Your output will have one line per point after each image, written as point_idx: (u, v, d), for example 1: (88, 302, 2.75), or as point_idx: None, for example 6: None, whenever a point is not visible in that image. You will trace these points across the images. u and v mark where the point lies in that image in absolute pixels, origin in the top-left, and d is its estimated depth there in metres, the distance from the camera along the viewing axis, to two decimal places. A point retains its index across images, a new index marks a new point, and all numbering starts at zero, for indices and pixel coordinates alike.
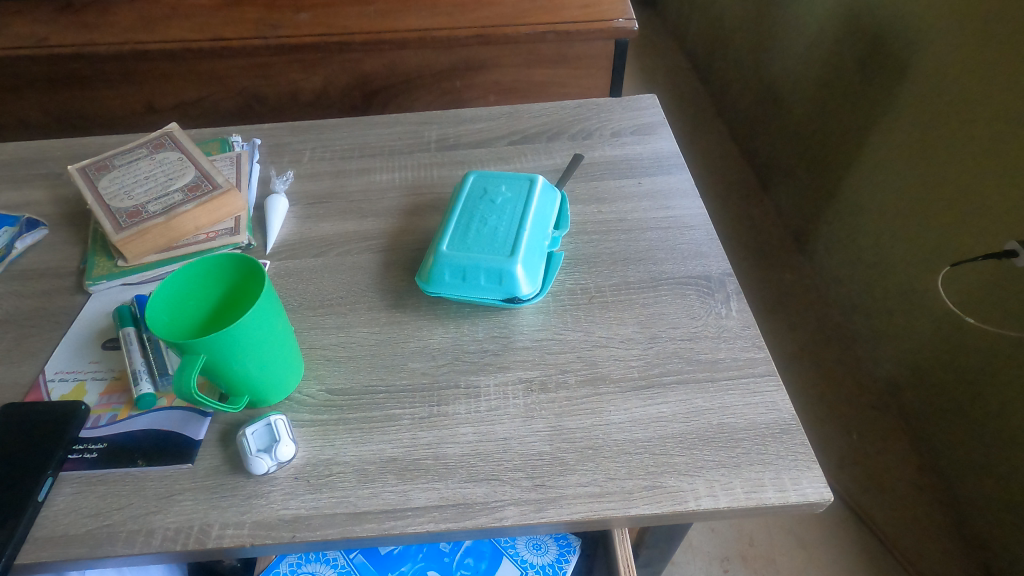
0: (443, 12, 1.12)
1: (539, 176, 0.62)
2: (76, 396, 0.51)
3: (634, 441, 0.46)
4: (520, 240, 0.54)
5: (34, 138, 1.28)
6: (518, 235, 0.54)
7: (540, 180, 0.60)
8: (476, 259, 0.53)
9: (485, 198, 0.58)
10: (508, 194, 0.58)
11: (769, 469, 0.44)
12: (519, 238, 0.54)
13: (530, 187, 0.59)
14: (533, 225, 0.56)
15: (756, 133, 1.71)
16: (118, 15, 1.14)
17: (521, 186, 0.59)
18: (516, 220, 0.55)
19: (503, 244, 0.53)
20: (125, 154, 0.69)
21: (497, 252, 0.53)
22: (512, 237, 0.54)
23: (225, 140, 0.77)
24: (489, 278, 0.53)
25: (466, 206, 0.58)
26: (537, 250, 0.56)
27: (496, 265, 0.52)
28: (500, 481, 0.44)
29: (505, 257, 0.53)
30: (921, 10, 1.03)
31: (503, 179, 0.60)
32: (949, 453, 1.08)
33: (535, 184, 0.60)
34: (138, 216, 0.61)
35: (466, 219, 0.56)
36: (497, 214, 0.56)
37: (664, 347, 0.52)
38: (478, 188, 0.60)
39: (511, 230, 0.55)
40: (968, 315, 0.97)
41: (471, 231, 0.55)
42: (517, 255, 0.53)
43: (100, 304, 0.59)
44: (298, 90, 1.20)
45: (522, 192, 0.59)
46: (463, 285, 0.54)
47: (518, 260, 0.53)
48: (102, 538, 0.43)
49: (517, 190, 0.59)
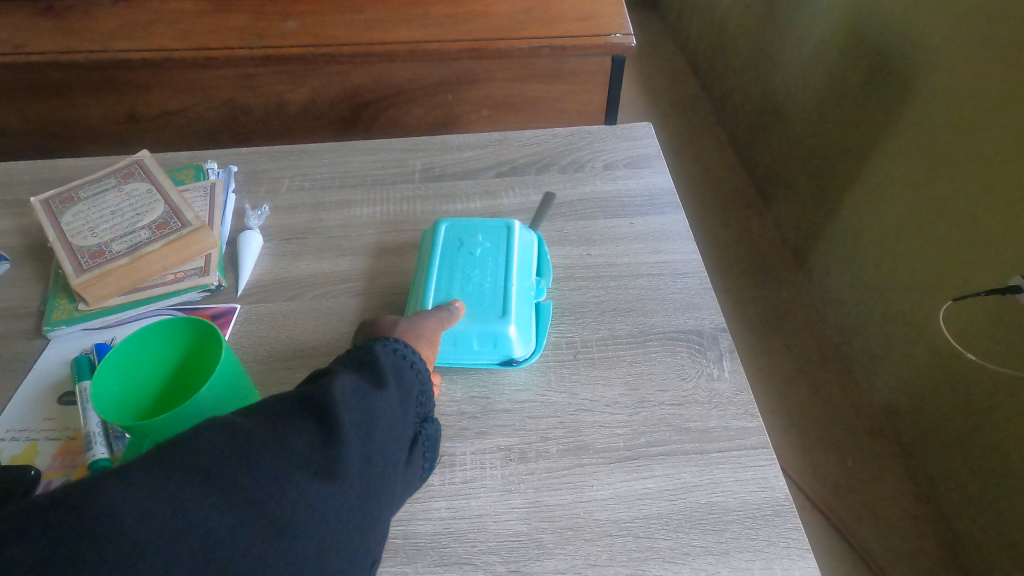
0: (435, 24, 1.08)
1: (516, 219, 0.59)
2: (26, 458, 0.48)
3: (616, 522, 0.43)
4: (510, 298, 0.52)
5: (13, 145, 1.24)
6: (506, 292, 0.52)
7: (516, 224, 0.57)
8: (466, 324, 0.50)
9: (463, 248, 0.55)
10: (487, 243, 0.56)
11: (760, 558, 0.41)
12: (508, 296, 0.52)
13: (508, 234, 0.56)
14: (519, 278, 0.54)
15: (756, 145, 1.68)
16: (99, 20, 1.10)
17: (498, 232, 0.57)
18: (501, 275, 0.53)
19: (493, 305, 0.51)
20: (91, 184, 0.65)
21: (488, 314, 0.51)
22: (500, 294, 0.52)
23: (200, 166, 0.73)
24: (482, 342, 0.51)
25: (444, 261, 0.55)
26: (526, 304, 0.53)
27: (489, 329, 0.50)
28: (473, 566, 0.41)
29: (499, 320, 0.51)
30: (927, 30, 0.99)
31: (479, 225, 0.57)
32: (945, 485, 1.06)
33: (512, 229, 0.57)
34: (102, 256, 0.58)
35: (448, 275, 0.54)
36: (480, 268, 0.54)
37: (652, 412, 0.49)
38: (452, 237, 0.57)
39: (497, 287, 0.52)
40: (970, 350, 0.95)
41: (455, 290, 0.52)
42: (510, 316, 0.51)
43: (58, 353, 0.56)
44: (284, 101, 1.16)
45: (501, 239, 0.56)
46: (452, 351, 0.51)
47: (510, 319, 0.51)
48: None
49: (495, 237, 0.56)
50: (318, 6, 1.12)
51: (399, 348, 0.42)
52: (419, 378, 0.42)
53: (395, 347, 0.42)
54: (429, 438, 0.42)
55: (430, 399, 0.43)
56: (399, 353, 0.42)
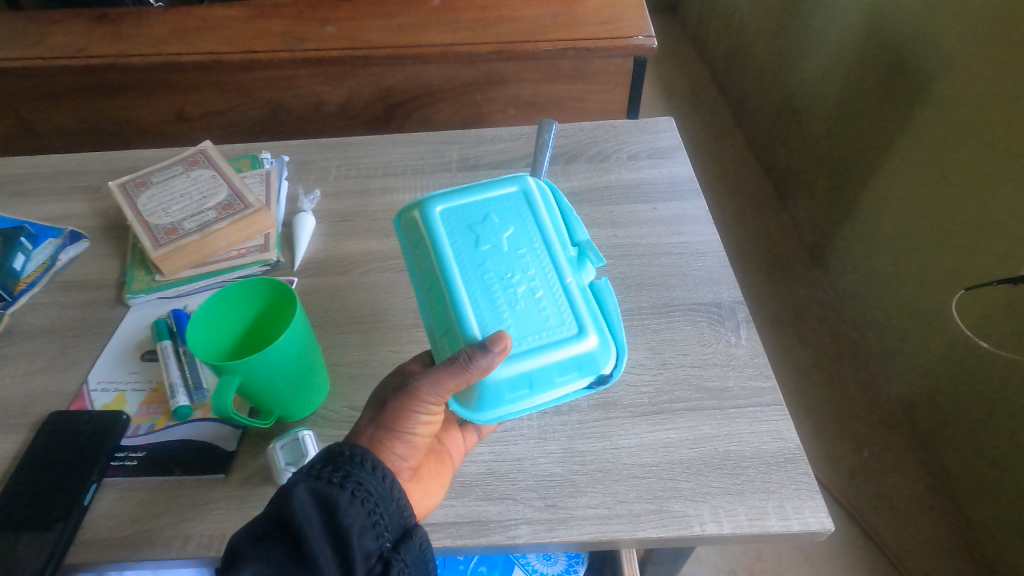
0: (465, 28, 1.14)
1: (531, 180, 0.51)
2: (117, 405, 0.55)
3: (642, 465, 0.48)
4: (576, 301, 0.46)
5: (69, 143, 1.33)
6: (566, 294, 0.46)
7: (532, 188, 0.50)
8: (543, 354, 0.43)
9: (485, 246, 0.47)
10: (510, 230, 0.48)
11: (772, 498, 0.46)
12: (572, 299, 0.45)
13: (530, 207, 0.50)
14: (568, 264, 0.47)
15: (774, 146, 1.71)
16: (152, 26, 1.19)
17: (518, 211, 0.49)
18: (552, 275, 0.46)
19: (563, 320, 0.44)
20: (161, 170, 0.72)
21: (563, 333, 0.44)
22: (562, 299, 0.45)
23: (255, 156, 0.80)
24: (567, 368, 0.44)
25: (468, 272, 0.46)
26: (588, 293, 0.47)
27: (574, 352, 0.44)
28: (514, 500, 0.47)
29: (580, 337, 0.44)
30: (938, 32, 1.03)
31: (488, 210, 0.49)
32: (960, 474, 1.08)
33: (532, 198, 0.50)
34: (176, 233, 0.65)
35: (485, 291, 0.45)
36: (521, 270, 0.46)
37: (674, 373, 0.54)
38: (462, 233, 0.48)
39: (553, 290, 0.46)
40: (982, 339, 0.98)
41: (505, 312, 0.44)
42: (585, 325, 0.45)
43: (138, 317, 0.62)
44: (323, 101, 1.23)
45: (524, 219, 0.49)
46: (531, 393, 0.44)
47: (589, 333, 0.44)
48: (142, 541, 0.46)
49: (512, 216, 0.49)
50: (355, 12, 1.19)
51: (341, 472, 0.40)
52: (366, 509, 0.40)
53: (334, 474, 0.40)
54: (407, 560, 0.40)
55: (391, 525, 0.40)
56: (338, 484, 0.40)
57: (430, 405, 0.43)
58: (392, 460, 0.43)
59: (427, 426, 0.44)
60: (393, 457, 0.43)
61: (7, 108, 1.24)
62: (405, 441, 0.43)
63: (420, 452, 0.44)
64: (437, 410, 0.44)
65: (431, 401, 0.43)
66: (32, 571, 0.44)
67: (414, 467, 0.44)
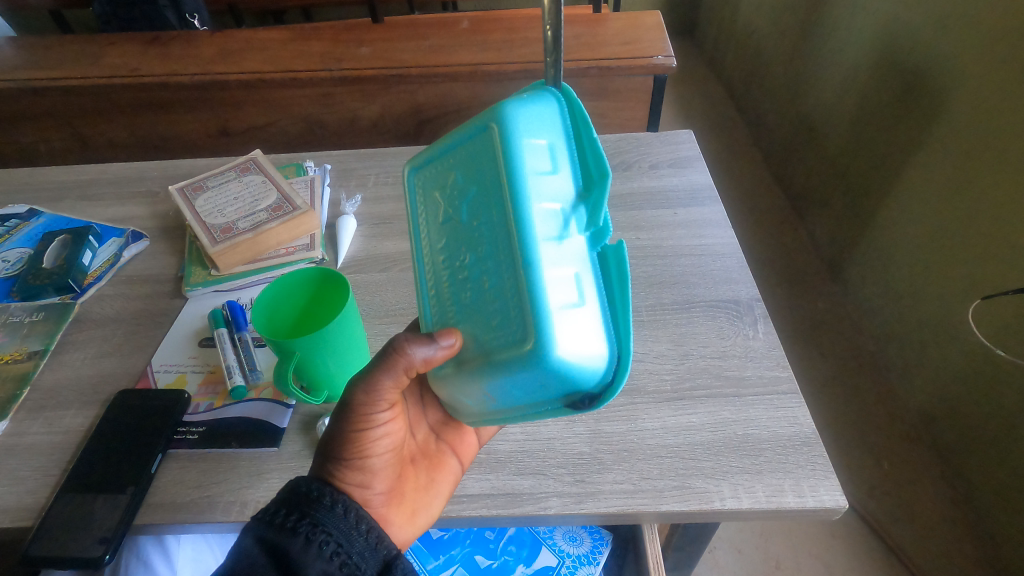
0: (493, 48, 1.21)
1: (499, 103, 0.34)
2: (179, 385, 0.60)
3: (665, 446, 0.51)
4: (526, 298, 0.32)
5: (118, 156, 1.40)
6: (518, 286, 0.32)
7: (495, 116, 0.34)
8: (486, 368, 0.34)
9: (448, 219, 0.38)
10: (470, 190, 0.36)
11: (789, 477, 0.48)
12: (523, 297, 0.32)
13: (488, 148, 0.34)
14: (527, 236, 0.32)
15: (791, 164, 1.74)
16: (201, 49, 1.27)
17: (480, 158, 0.35)
18: (504, 257, 0.33)
19: (512, 327, 0.33)
20: (216, 176, 0.78)
21: (508, 344, 0.33)
22: (511, 296, 0.33)
23: (300, 164, 0.86)
24: (524, 384, 0.34)
25: (433, 259, 0.39)
26: (560, 279, 0.32)
27: (519, 369, 0.33)
28: (545, 475, 0.50)
29: (525, 352, 0.32)
30: (949, 52, 1.07)
31: (456, 161, 0.37)
32: (981, 486, 1.07)
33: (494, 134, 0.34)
34: (231, 232, 0.70)
35: (445, 283, 0.38)
36: (476, 250, 0.35)
37: (695, 363, 0.57)
38: (429, 200, 0.40)
39: (505, 281, 0.33)
40: (998, 347, 0.99)
41: (461, 308, 0.37)
42: (532, 335, 0.31)
43: (196, 308, 0.68)
44: (357, 117, 1.29)
45: (481, 169, 0.35)
46: (497, 403, 0.37)
47: (540, 351, 0.31)
48: (204, 506, 0.50)
49: (471, 164, 0.36)
50: (388, 35, 1.27)
51: (295, 515, 0.40)
52: (328, 553, 0.39)
53: (287, 519, 0.40)
54: None
55: (361, 563, 0.40)
56: (290, 531, 0.39)
57: (376, 422, 0.44)
58: (356, 489, 0.44)
59: (384, 446, 0.45)
60: (356, 486, 0.44)
61: (64, 123, 1.32)
62: (361, 467, 0.44)
63: (385, 473, 0.46)
64: (388, 427, 0.45)
65: (376, 417, 0.44)
66: (109, 528, 0.48)
67: (386, 489, 0.46)
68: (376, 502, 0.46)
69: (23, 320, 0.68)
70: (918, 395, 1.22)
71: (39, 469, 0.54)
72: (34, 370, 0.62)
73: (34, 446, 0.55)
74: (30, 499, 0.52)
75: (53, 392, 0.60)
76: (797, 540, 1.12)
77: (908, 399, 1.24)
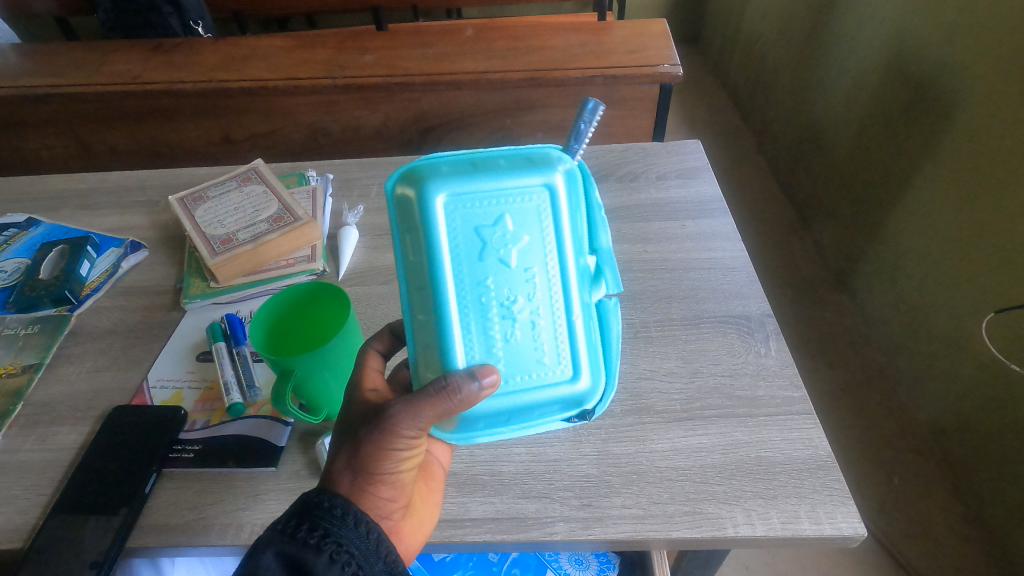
0: (497, 57, 1.20)
1: (559, 170, 0.39)
2: (175, 401, 0.58)
3: (676, 469, 0.49)
4: (577, 340, 0.40)
5: (120, 163, 1.40)
6: (570, 330, 0.40)
7: (559, 181, 0.39)
8: (530, 398, 0.40)
9: (490, 259, 0.38)
10: (523, 238, 0.38)
11: (805, 502, 0.46)
12: (575, 338, 0.40)
13: (554, 210, 0.39)
14: (579, 291, 0.40)
15: (799, 173, 1.72)
16: (204, 56, 1.27)
17: (537, 213, 0.38)
18: (559, 305, 0.40)
19: (557, 361, 0.40)
20: (217, 185, 0.77)
21: (554, 380, 0.40)
22: (563, 337, 0.40)
23: (302, 174, 0.85)
24: (554, 410, 0.41)
25: (464, 295, 0.38)
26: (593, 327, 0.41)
27: (562, 397, 0.40)
28: (551, 499, 0.48)
29: (572, 383, 0.40)
30: (959, 59, 1.06)
31: (502, 204, 0.38)
32: (996, 503, 1.04)
33: (556, 200, 0.39)
34: (231, 243, 0.69)
35: (481, 319, 0.38)
36: (528, 295, 0.39)
37: (706, 381, 0.55)
38: (462, 234, 0.38)
39: (556, 330, 0.40)
40: (1013, 362, 0.96)
41: (500, 345, 0.39)
42: (580, 368, 0.40)
43: (195, 321, 0.66)
44: (360, 124, 1.27)
45: (543, 226, 0.39)
46: (512, 425, 0.41)
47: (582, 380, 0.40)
48: (198, 528, 0.49)
49: (530, 218, 0.38)
50: (392, 42, 1.26)
51: (319, 531, 0.38)
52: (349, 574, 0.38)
53: (311, 534, 0.38)
54: None
55: None
56: (315, 548, 0.38)
57: (408, 442, 0.41)
58: (382, 503, 0.42)
59: (409, 462, 0.43)
60: (382, 501, 0.42)
61: (67, 130, 1.31)
62: (389, 483, 0.42)
63: (408, 488, 0.43)
64: (417, 445, 0.43)
65: (410, 437, 0.41)
66: (100, 552, 0.47)
67: (406, 503, 0.44)
68: (394, 517, 0.43)
69: (18, 332, 0.67)
70: (929, 409, 1.19)
71: (30, 487, 0.52)
72: (28, 384, 0.61)
73: (26, 463, 0.54)
74: (20, 519, 0.50)
75: (46, 408, 0.59)
76: (806, 557, 1.10)
77: (919, 413, 1.22)
